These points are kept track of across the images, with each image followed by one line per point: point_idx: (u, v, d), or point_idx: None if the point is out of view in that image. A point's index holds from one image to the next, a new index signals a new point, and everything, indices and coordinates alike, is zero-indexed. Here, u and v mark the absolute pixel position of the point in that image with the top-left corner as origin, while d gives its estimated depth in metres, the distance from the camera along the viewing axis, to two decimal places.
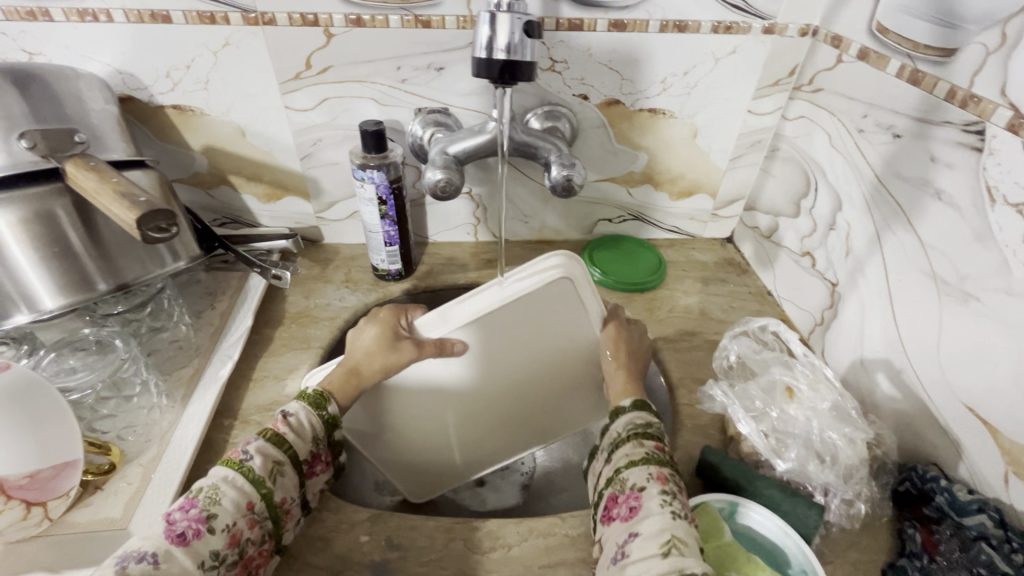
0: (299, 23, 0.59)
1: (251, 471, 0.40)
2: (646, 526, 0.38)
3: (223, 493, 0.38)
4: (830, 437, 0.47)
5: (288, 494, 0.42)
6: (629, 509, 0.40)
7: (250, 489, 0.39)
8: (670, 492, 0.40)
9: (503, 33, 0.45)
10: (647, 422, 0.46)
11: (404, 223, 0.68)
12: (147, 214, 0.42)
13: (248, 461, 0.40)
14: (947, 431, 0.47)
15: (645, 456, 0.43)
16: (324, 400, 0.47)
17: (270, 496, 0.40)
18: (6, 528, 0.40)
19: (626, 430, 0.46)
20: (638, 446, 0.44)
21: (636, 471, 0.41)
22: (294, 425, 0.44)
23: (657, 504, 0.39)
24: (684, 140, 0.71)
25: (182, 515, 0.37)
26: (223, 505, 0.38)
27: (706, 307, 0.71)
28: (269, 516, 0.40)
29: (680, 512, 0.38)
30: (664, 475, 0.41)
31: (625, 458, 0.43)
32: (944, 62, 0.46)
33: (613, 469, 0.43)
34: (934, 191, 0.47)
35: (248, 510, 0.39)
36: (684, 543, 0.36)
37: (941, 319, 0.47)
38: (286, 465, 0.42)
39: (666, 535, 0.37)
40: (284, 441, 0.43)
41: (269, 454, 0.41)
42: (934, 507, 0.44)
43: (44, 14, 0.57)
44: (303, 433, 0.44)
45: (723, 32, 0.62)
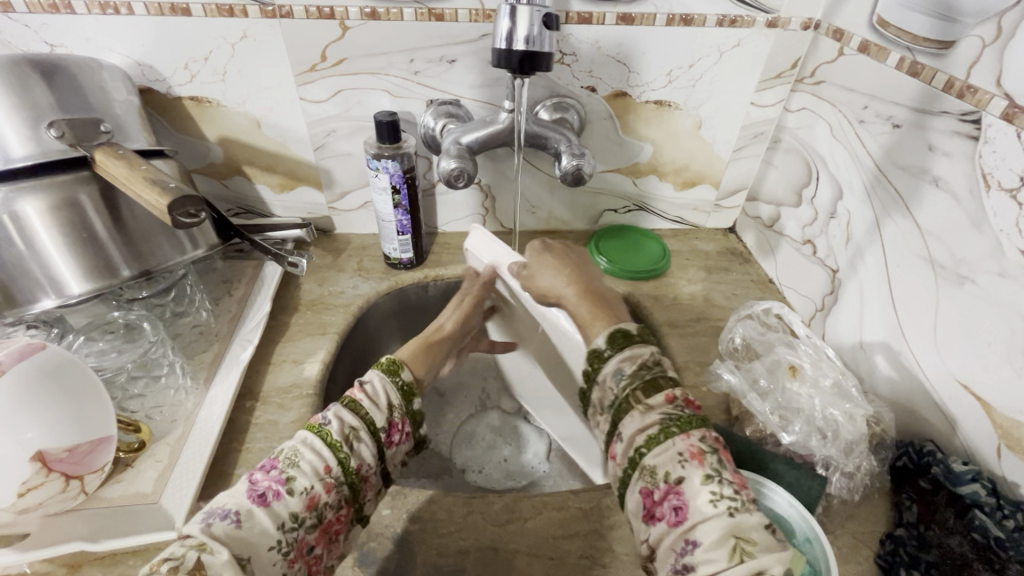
0: (316, 16, 0.60)
1: (329, 434, 0.41)
2: (702, 530, 0.33)
3: (301, 456, 0.39)
4: (831, 414, 0.49)
5: (364, 461, 0.42)
6: (674, 510, 0.35)
7: (327, 452, 0.40)
8: (715, 477, 0.35)
9: (522, 24, 0.47)
10: (636, 364, 0.42)
11: (416, 212, 0.69)
12: (177, 200, 0.44)
13: (326, 425, 0.42)
14: (943, 409, 0.49)
15: (665, 429, 0.38)
16: (397, 366, 0.50)
17: (347, 460, 0.41)
18: (46, 501, 0.41)
19: (622, 386, 0.42)
20: (647, 413, 0.39)
21: (662, 453, 0.37)
22: (369, 392, 0.46)
23: (708, 503, 0.34)
24: (688, 132, 0.73)
25: (264, 476, 0.38)
26: (300, 468, 0.39)
27: (710, 294, 0.73)
28: (345, 480, 0.40)
29: (735, 503, 0.34)
30: (696, 450, 0.36)
31: (642, 436, 0.38)
32: (942, 54, 0.47)
33: (634, 450, 0.38)
34: (931, 179, 0.49)
35: (325, 474, 0.39)
36: (752, 544, 0.32)
37: (938, 301, 0.49)
38: (363, 430, 0.43)
39: (731, 540, 0.32)
40: (361, 407, 0.44)
41: (345, 419, 0.43)
42: (930, 479, 0.46)
43: (66, 6, 0.58)
44: (379, 401, 0.46)
45: (728, 25, 0.64)
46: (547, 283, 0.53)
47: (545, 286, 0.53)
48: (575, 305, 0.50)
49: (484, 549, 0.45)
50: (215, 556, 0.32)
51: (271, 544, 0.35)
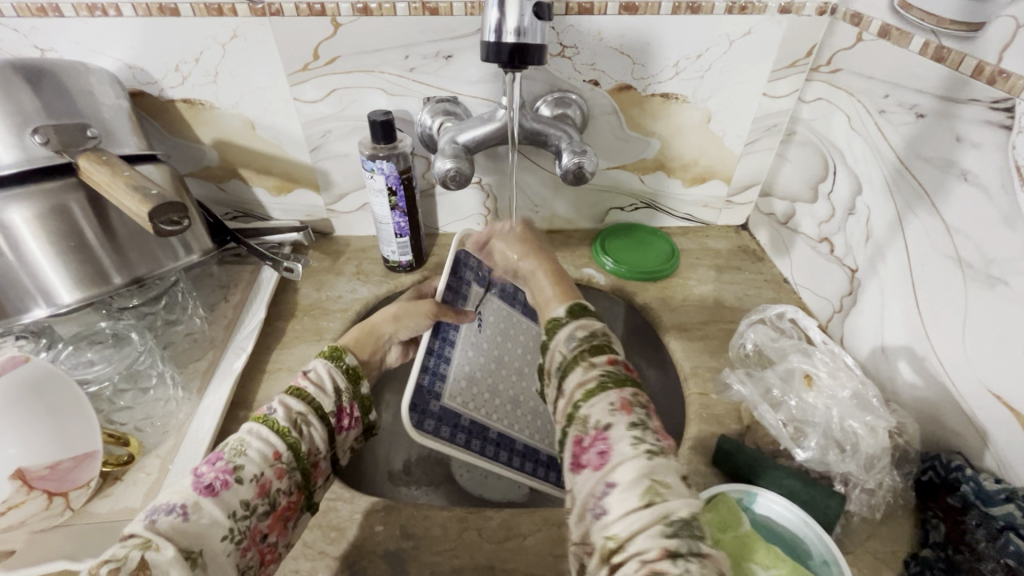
0: (306, 13, 0.58)
1: (276, 422, 0.40)
2: (621, 474, 0.35)
3: (248, 444, 0.38)
4: (850, 426, 0.46)
5: (314, 446, 0.41)
6: (599, 455, 0.36)
7: (275, 439, 0.39)
8: (638, 423, 0.37)
9: (513, 16, 0.45)
10: (586, 331, 0.44)
11: (414, 214, 0.67)
12: (159, 207, 0.42)
13: (273, 413, 0.40)
14: (972, 419, 0.46)
15: (601, 385, 0.39)
16: (341, 352, 0.48)
17: (297, 445, 0.40)
18: (30, 518, 0.40)
19: (572, 348, 0.43)
20: (589, 369, 0.41)
21: (598, 405, 0.38)
22: (314, 379, 0.44)
23: (629, 445, 0.35)
24: (697, 126, 0.70)
25: (210, 467, 0.36)
26: (248, 456, 0.37)
27: (721, 295, 0.70)
28: (296, 466, 0.39)
29: (655, 448, 0.35)
30: (627, 402, 0.38)
31: (580, 389, 0.40)
32: (972, 38, 0.44)
33: (572, 405, 0.40)
34: (959, 172, 0.46)
35: (275, 460, 0.38)
36: (666, 486, 0.34)
37: (966, 304, 0.46)
38: (312, 415, 0.42)
39: (646, 482, 0.34)
40: (306, 393, 0.43)
41: (292, 406, 0.41)
42: (958, 496, 0.43)
43: (54, 10, 0.57)
44: (324, 386, 0.44)
45: (737, 12, 0.61)
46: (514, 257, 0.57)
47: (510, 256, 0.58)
48: (543, 284, 0.53)
49: (480, 568, 0.43)
50: (161, 554, 0.31)
51: (222, 534, 0.34)
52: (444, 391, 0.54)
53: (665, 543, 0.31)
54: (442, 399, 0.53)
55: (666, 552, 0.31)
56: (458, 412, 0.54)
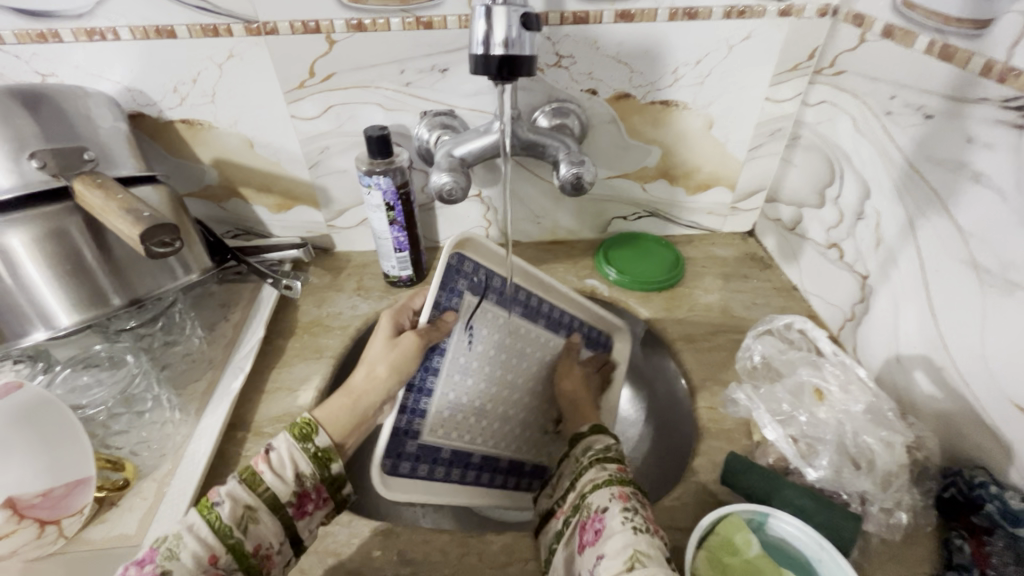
0: (301, 31, 0.58)
1: (218, 519, 0.38)
2: (611, 546, 0.36)
3: (182, 545, 0.37)
4: (865, 441, 0.44)
5: (263, 541, 0.40)
6: (595, 533, 0.39)
7: (214, 540, 0.38)
8: (632, 509, 0.39)
9: (500, 27, 0.44)
10: (603, 444, 0.47)
11: (413, 228, 0.67)
12: (151, 228, 0.42)
13: (218, 506, 0.39)
14: (995, 432, 0.43)
15: (607, 479, 0.42)
16: (311, 429, 0.43)
17: (240, 545, 0.38)
18: (21, 547, 0.40)
19: (586, 458, 0.46)
20: (600, 469, 0.44)
21: (599, 494, 0.41)
22: (274, 462, 0.41)
23: (618, 521, 0.38)
24: (698, 132, 0.69)
25: (138, 571, 0.35)
26: (180, 561, 0.36)
27: (728, 304, 0.69)
28: (239, 566, 0.38)
29: (641, 526, 0.37)
30: (625, 493, 0.40)
31: (590, 483, 0.43)
32: (979, 35, 0.42)
33: (579, 497, 0.43)
34: (972, 174, 0.44)
35: (211, 563, 0.37)
36: (647, 556, 0.35)
37: (984, 310, 0.44)
38: (261, 509, 0.40)
39: (629, 552, 0.35)
40: (260, 481, 0.40)
41: (239, 498, 0.39)
42: (983, 516, 0.40)
43: (53, 36, 0.58)
44: (284, 471, 0.41)
45: (736, 17, 0.60)
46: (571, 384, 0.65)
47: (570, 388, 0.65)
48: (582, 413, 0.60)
49: None
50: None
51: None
52: (423, 429, 0.55)
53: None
54: (420, 439, 0.55)
55: None
56: (437, 446, 0.57)
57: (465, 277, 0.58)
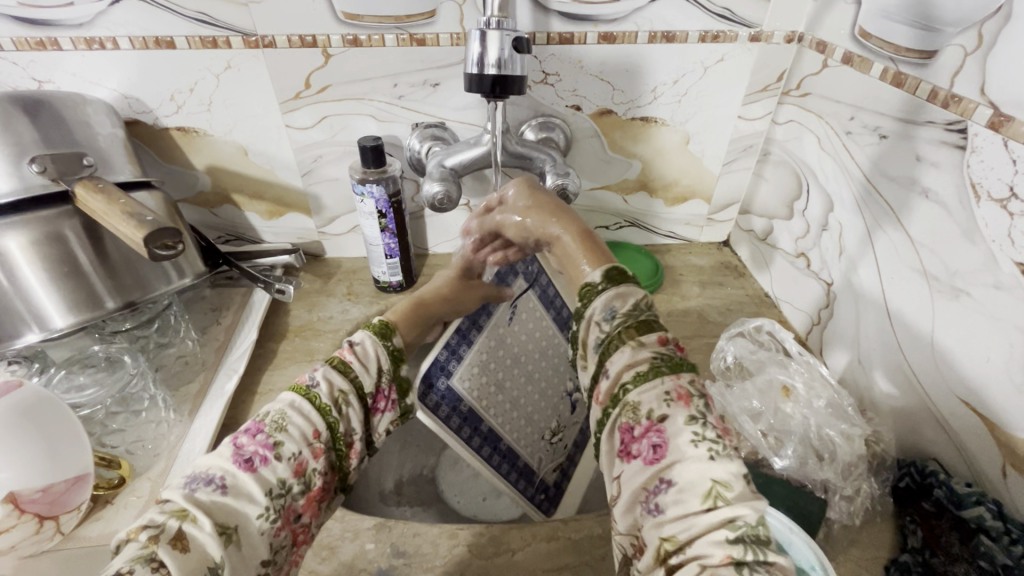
0: (298, 44, 0.60)
1: (317, 398, 0.41)
2: (681, 473, 0.33)
3: (289, 420, 0.39)
4: (827, 434, 0.48)
5: (350, 427, 0.43)
6: (651, 448, 0.35)
7: (316, 417, 0.40)
8: (698, 418, 0.35)
9: (493, 49, 0.47)
10: (627, 303, 0.41)
11: (404, 235, 0.69)
12: (154, 232, 0.43)
13: (315, 387, 0.41)
14: (944, 426, 0.47)
15: (654, 367, 0.37)
16: (389, 331, 0.50)
17: (335, 425, 0.41)
18: (19, 543, 0.41)
19: (613, 324, 0.41)
20: (638, 350, 0.39)
21: (649, 392, 0.36)
22: (358, 354, 0.46)
23: (689, 442, 0.34)
24: (676, 147, 0.73)
25: (250, 440, 0.37)
26: (289, 433, 0.38)
27: (704, 310, 0.72)
28: (333, 447, 0.40)
29: (717, 448, 0.34)
30: (685, 393, 0.36)
31: (630, 371, 0.38)
32: (925, 64, 0.47)
33: (620, 387, 0.38)
34: (921, 190, 0.48)
35: (313, 439, 0.39)
36: (727, 489, 0.32)
37: (933, 315, 0.48)
38: (352, 395, 0.43)
39: (708, 485, 0.32)
40: (351, 369, 0.44)
41: (334, 383, 0.43)
42: (933, 501, 0.44)
43: (53, 44, 0.59)
44: (367, 363, 0.46)
45: (710, 40, 0.64)
46: (536, 223, 0.50)
47: (523, 228, 0.51)
48: (569, 251, 0.47)
49: None
50: (199, 528, 0.32)
51: (259, 512, 0.35)
52: (456, 373, 0.54)
53: (728, 550, 0.30)
54: (450, 380, 0.53)
55: (730, 559, 0.30)
56: (461, 397, 0.54)
57: (523, 265, 0.60)
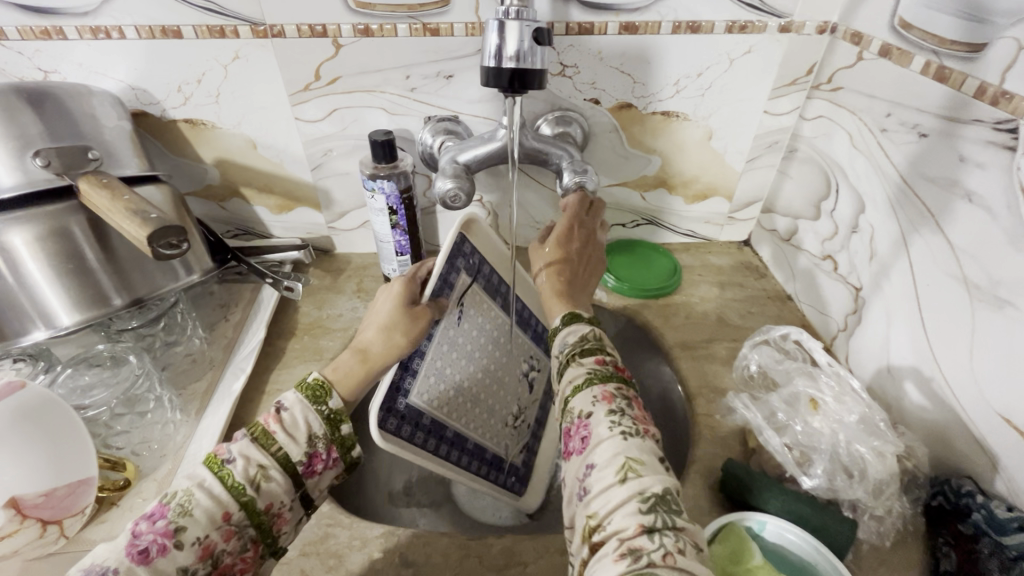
0: (307, 34, 0.58)
1: (230, 477, 0.36)
2: (600, 454, 0.35)
3: (196, 501, 0.34)
4: (857, 451, 0.45)
5: (275, 499, 0.37)
6: (581, 440, 0.37)
7: (227, 498, 0.35)
8: (618, 411, 0.38)
9: (512, 40, 0.45)
10: (577, 335, 0.44)
11: (415, 232, 0.67)
12: (158, 230, 0.42)
13: (229, 463, 0.36)
14: (981, 442, 0.45)
15: (587, 378, 0.40)
16: (325, 391, 0.41)
17: (252, 503, 0.36)
18: (24, 547, 0.39)
19: (563, 351, 0.44)
20: (578, 367, 0.42)
21: (581, 397, 0.39)
22: (287, 422, 0.39)
23: (605, 428, 0.36)
24: (698, 143, 0.70)
25: (149, 527, 0.33)
26: (194, 517, 0.34)
27: (724, 312, 0.70)
28: (250, 524, 0.36)
29: (631, 430, 0.36)
30: (609, 394, 0.39)
31: (570, 385, 0.41)
32: (973, 58, 0.44)
33: (562, 400, 0.41)
34: (964, 192, 0.45)
35: (224, 521, 0.35)
36: (640, 463, 0.34)
37: (973, 325, 0.45)
38: (274, 468, 0.37)
39: (621, 460, 0.34)
40: (273, 441, 0.37)
41: (253, 457, 0.37)
42: (970, 524, 0.42)
43: (58, 33, 0.57)
44: (297, 432, 0.38)
45: (737, 31, 0.61)
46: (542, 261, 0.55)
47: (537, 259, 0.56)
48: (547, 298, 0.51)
49: None
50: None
51: None
52: (412, 389, 0.48)
53: (640, 519, 0.32)
54: (408, 398, 0.47)
55: (642, 528, 0.31)
56: (420, 410, 0.49)
57: (464, 259, 0.53)
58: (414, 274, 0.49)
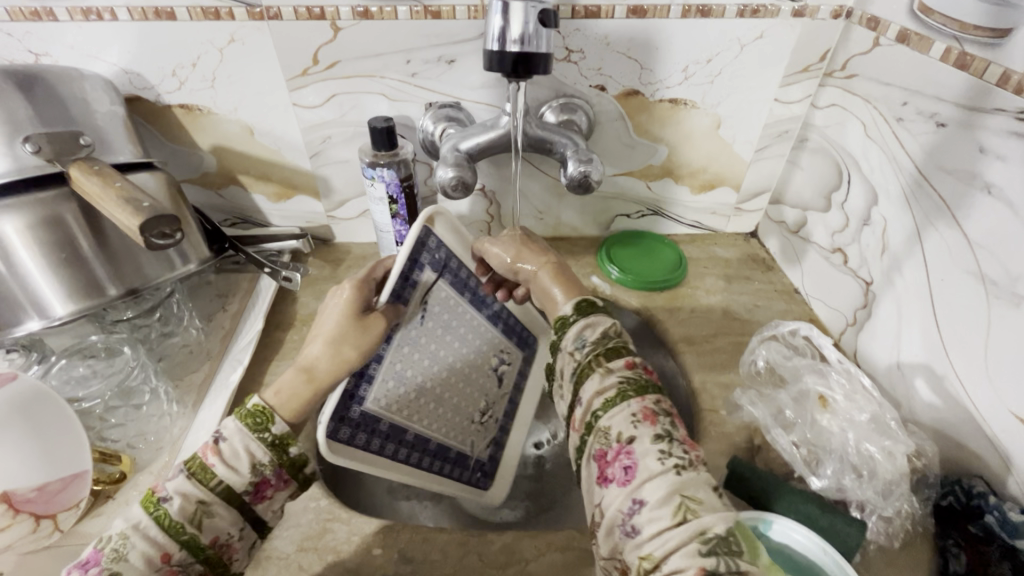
0: (305, 17, 0.56)
1: (167, 517, 0.34)
2: (651, 490, 0.33)
3: (132, 545, 0.34)
4: (867, 450, 0.46)
5: (221, 532, 0.36)
6: (623, 469, 0.35)
7: (166, 539, 0.34)
8: (664, 437, 0.35)
9: (518, 23, 0.43)
10: (597, 333, 0.42)
11: (415, 222, 0.66)
12: (151, 219, 0.41)
13: (165, 503, 0.35)
14: (994, 442, 0.44)
15: (621, 393, 0.38)
16: (266, 418, 0.38)
17: (194, 540, 0.35)
18: (16, 542, 0.39)
19: (585, 353, 0.41)
20: (607, 377, 0.39)
21: (619, 418, 0.37)
22: (226, 455, 0.36)
23: (655, 461, 0.34)
24: (705, 132, 0.68)
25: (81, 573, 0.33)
26: (129, 562, 0.33)
27: (730, 306, 0.69)
28: (195, 560, 0.35)
29: (683, 463, 0.34)
30: (649, 412, 0.37)
31: (600, 398, 0.39)
32: (996, 45, 0.42)
33: (591, 415, 0.38)
34: (983, 185, 0.44)
35: (165, 562, 0.34)
36: (697, 502, 0.33)
37: (989, 322, 0.44)
38: (214, 504, 0.36)
39: (677, 499, 0.33)
40: (212, 476, 0.36)
41: (190, 495, 0.35)
42: (981, 525, 0.41)
43: (48, 14, 0.56)
44: (237, 462, 0.36)
45: (749, 16, 0.59)
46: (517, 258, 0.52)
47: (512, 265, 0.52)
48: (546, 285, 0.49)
49: None
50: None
51: None
52: (369, 395, 0.47)
53: (702, 562, 0.30)
54: (364, 405, 0.47)
55: (704, 571, 0.30)
56: (377, 416, 0.48)
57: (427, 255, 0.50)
58: (370, 275, 0.47)
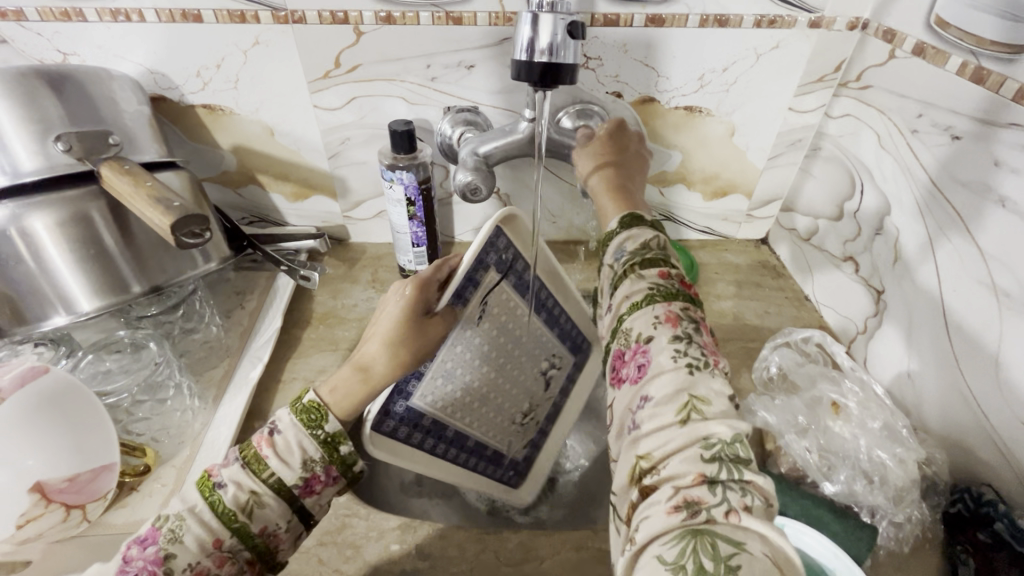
0: (328, 21, 0.57)
1: (222, 504, 0.36)
2: (658, 387, 0.34)
3: (187, 528, 0.35)
4: (878, 457, 0.47)
5: (269, 522, 0.37)
6: (638, 368, 0.37)
7: (218, 525, 0.35)
8: (685, 337, 0.36)
9: (546, 33, 0.44)
10: (635, 244, 0.44)
11: (432, 223, 0.67)
12: (181, 219, 0.42)
13: (220, 489, 0.36)
14: (1003, 451, 0.44)
15: (647, 296, 0.40)
16: (320, 415, 0.39)
17: (244, 529, 0.36)
18: (47, 530, 0.40)
19: (622, 262, 0.44)
20: (638, 281, 0.41)
21: (640, 318, 0.39)
22: (280, 447, 0.38)
23: (668, 359, 0.35)
24: (719, 139, 0.69)
25: (138, 553, 0.34)
26: (183, 544, 0.34)
27: (740, 311, 0.70)
28: (244, 547, 0.36)
29: (697, 362, 0.35)
30: (673, 316, 0.38)
31: (627, 300, 0.41)
32: (1012, 60, 0.43)
33: (618, 318, 0.41)
34: (997, 198, 0.44)
35: (216, 548, 0.35)
36: (704, 403, 0.33)
37: (1001, 333, 0.44)
38: (266, 495, 0.37)
39: (684, 397, 0.33)
40: (265, 467, 0.37)
41: (243, 484, 0.36)
42: (990, 532, 0.42)
43: (77, 15, 0.57)
44: (290, 456, 0.38)
45: (766, 26, 0.60)
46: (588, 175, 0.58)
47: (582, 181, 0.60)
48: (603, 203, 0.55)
49: None
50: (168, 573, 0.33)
51: None
52: (415, 392, 0.49)
53: (701, 468, 0.30)
54: (409, 401, 0.49)
55: (702, 477, 0.30)
56: (422, 413, 0.50)
57: (494, 257, 0.48)
58: (435, 273, 0.46)
